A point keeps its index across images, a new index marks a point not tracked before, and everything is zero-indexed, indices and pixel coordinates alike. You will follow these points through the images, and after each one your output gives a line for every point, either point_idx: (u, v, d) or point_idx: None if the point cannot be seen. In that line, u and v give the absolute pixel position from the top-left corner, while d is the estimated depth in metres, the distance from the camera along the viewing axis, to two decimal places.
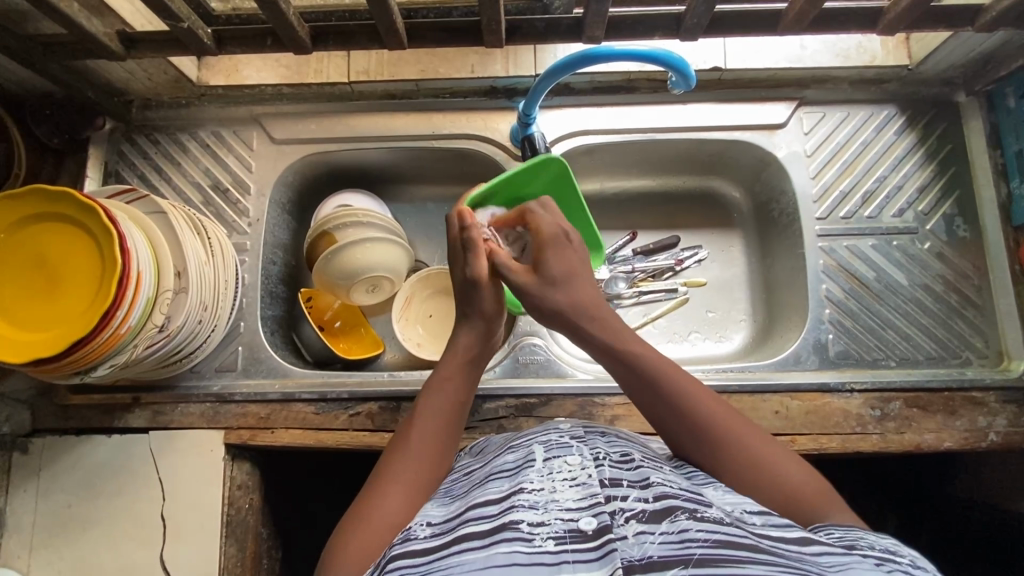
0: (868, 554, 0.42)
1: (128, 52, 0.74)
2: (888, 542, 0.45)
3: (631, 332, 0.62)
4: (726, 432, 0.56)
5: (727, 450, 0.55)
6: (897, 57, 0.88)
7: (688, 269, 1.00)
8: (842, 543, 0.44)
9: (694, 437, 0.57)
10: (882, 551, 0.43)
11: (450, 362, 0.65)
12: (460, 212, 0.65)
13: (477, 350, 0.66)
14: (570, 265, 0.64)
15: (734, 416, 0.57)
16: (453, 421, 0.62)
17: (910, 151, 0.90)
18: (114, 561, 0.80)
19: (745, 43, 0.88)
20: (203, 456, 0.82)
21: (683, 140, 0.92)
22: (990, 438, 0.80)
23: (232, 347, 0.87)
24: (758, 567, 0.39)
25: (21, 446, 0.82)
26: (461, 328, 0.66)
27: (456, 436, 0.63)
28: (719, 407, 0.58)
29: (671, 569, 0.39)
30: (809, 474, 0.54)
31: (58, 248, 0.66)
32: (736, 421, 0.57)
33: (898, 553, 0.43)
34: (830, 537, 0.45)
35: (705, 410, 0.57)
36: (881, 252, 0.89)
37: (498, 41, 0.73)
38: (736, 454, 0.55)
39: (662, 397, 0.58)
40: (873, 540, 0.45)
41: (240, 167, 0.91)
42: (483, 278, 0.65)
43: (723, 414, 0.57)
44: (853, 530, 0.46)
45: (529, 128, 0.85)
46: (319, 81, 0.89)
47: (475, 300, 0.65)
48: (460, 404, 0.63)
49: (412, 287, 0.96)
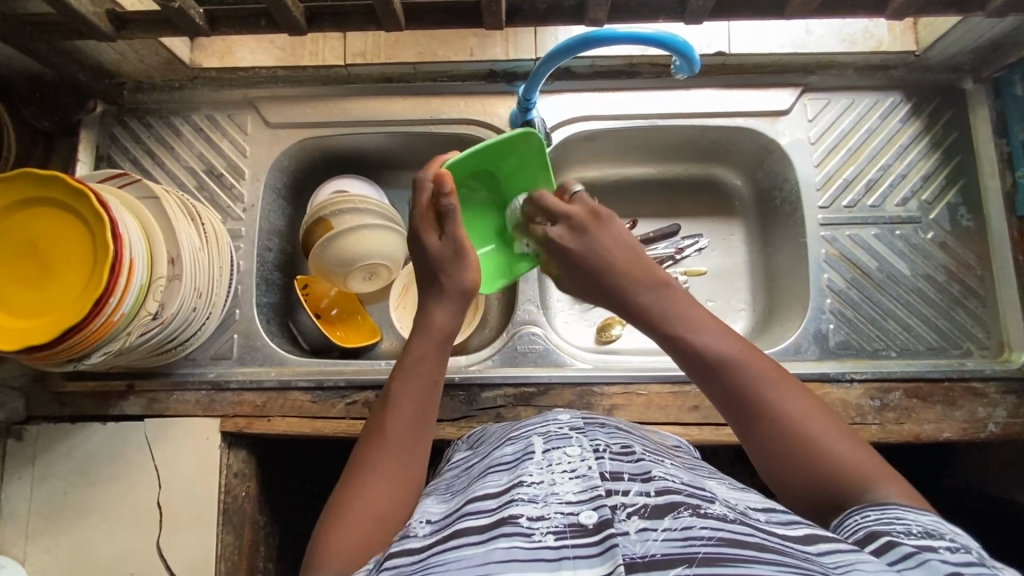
0: (903, 543, 0.42)
1: (118, 32, 0.72)
2: (927, 518, 0.44)
3: (670, 298, 0.60)
4: (774, 405, 0.52)
5: (778, 424, 0.52)
6: (904, 43, 0.87)
7: (688, 257, 0.99)
8: (876, 530, 0.44)
9: (737, 402, 0.54)
10: (920, 536, 0.42)
11: (424, 343, 0.63)
12: (437, 177, 0.62)
13: (450, 328, 0.64)
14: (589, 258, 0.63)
15: (783, 382, 0.53)
16: (427, 402, 0.60)
17: (914, 140, 0.89)
18: (111, 548, 0.79)
19: (750, 27, 0.86)
20: (200, 444, 0.81)
21: (685, 127, 0.90)
22: (989, 429, 0.80)
23: (227, 335, 0.86)
24: (764, 567, 0.38)
25: (15, 434, 0.82)
26: (435, 305, 0.65)
27: (434, 417, 0.61)
28: (767, 371, 0.54)
29: (675, 568, 0.38)
30: (863, 452, 0.50)
31: (48, 235, 0.65)
32: (789, 395, 0.53)
33: (937, 534, 0.42)
34: (866, 522, 0.45)
35: (752, 373, 0.54)
36: (885, 242, 0.88)
37: (498, 23, 0.72)
38: (786, 429, 0.51)
39: (707, 365, 0.55)
40: (912, 519, 0.44)
41: (234, 152, 0.90)
42: (465, 249, 0.66)
43: (770, 379, 0.53)
44: (889, 510, 0.45)
45: (529, 113, 0.83)
46: (314, 63, 0.87)
47: (454, 271, 0.65)
48: (434, 384, 0.61)
49: (409, 276, 0.98)
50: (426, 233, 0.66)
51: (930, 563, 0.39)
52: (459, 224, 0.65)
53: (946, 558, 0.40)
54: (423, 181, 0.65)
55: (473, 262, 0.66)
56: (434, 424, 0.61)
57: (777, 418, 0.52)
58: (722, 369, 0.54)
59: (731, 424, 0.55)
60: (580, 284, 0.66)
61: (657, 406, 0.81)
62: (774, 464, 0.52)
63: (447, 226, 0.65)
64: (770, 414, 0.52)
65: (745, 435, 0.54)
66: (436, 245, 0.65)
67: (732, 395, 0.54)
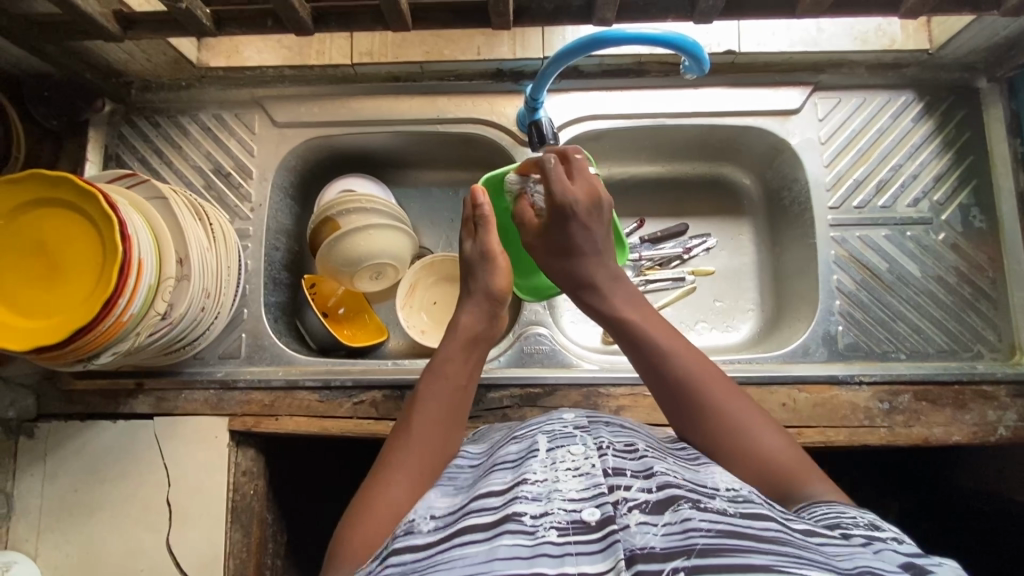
0: (855, 534, 0.42)
1: (125, 33, 0.72)
2: (869, 516, 0.46)
3: (627, 299, 0.64)
4: (709, 395, 0.56)
5: (710, 412, 0.55)
6: (917, 41, 0.85)
7: (696, 257, 0.99)
8: (828, 523, 0.45)
9: (674, 391, 0.57)
10: (867, 527, 0.43)
11: (453, 342, 0.64)
12: (475, 192, 0.68)
13: (479, 330, 0.65)
14: (581, 236, 0.65)
15: (715, 372, 0.58)
16: (456, 405, 0.61)
17: (927, 139, 0.88)
18: (121, 544, 0.80)
19: (760, 25, 0.85)
20: (209, 442, 0.82)
21: (692, 126, 0.90)
22: (999, 432, 0.79)
23: (235, 335, 0.86)
24: (763, 556, 0.38)
25: (26, 431, 0.83)
26: (464, 307, 0.66)
27: (462, 418, 0.61)
28: (699, 361, 0.58)
29: (674, 560, 0.38)
30: (793, 451, 0.53)
31: (56, 234, 0.65)
32: (724, 389, 0.56)
33: (882, 527, 0.44)
34: (816, 515, 0.46)
35: (690, 367, 0.57)
36: (895, 243, 0.87)
37: (506, 23, 0.71)
38: (719, 416, 0.55)
39: (647, 355, 0.59)
40: (856, 515, 0.45)
41: (242, 151, 0.90)
42: (493, 254, 0.67)
43: (704, 368, 0.57)
44: (835, 507, 0.47)
45: (537, 113, 0.82)
46: (321, 63, 0.87)
47: (482, 275, 0.66)
48: (463, 387, 0.62)
49: (418, 273, 0.95)
50: (463, 240, 0.70)
51: (884, 551, 0.40)
52: (493, 234, 0.68)
53: (896, 547, 0.41)
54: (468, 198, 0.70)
55: (503, 266, 0.67)
56: (462, 428, 0.61)
57: (709, 407, 0.55)
58: (660, 359, 0.58)
59: (667, 412, 0.58)
60: (552, 254, 0.66)
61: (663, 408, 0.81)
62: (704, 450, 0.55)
63: (480, 233, 0.68)
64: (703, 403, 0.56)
65: (678, 421, 0.57)
66: (468, 249, 0.68)
67: (667, 378, 0.57)
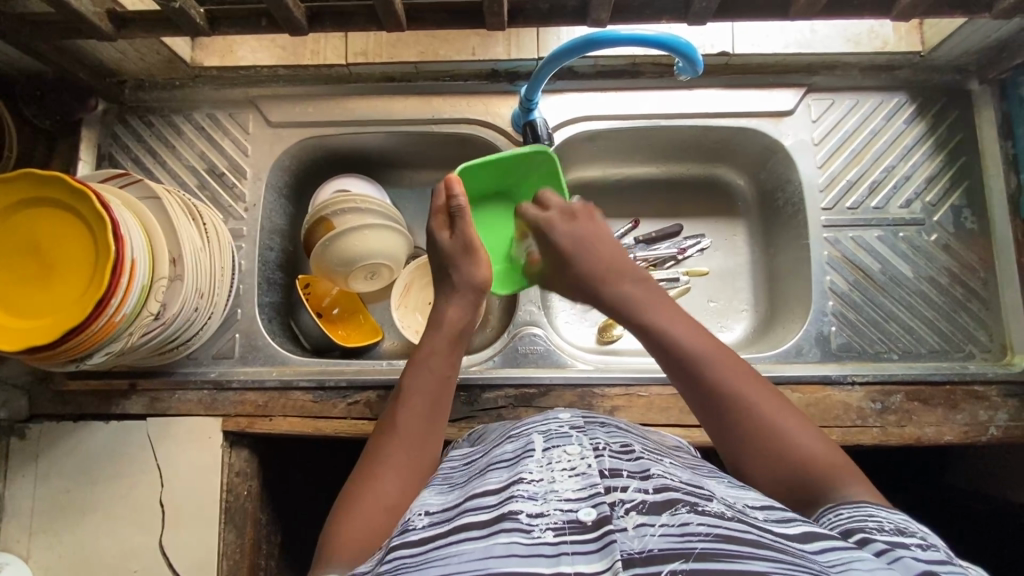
0: (877, 540, 0.43)
1: (119, 32, 0.71)
2: (898, 518, 0.46)
3: (650, 295, 0.63)
4: (737, 394, 0.55)
5: (739, 413, 0.54)
6: (909, 43, 0.86)
7: (690, 258, 0.99)
8: (849, 528, 0.45)
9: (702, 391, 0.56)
10: (890, 532, 0.43)
11: (438, 335, 0.63)
12: (449, 180, 0.67)
13: (461, 325, 0.65)
14: (579, 244, 0.67)
15: (743, 370, 0.57)
16: (440, 398, 0.61)
17: (919, 140, 0.89)
18: (114, 545, 0.80)
19: (754, 27, 0.86)
20: (202, 443, 0.81)
21: (687, 127, 0.90)
22: (990, 432, 0.80)
23: (229, 335, 0.86)
24: (762, 562, 0.38)
25: (18, 431, 0.82)
26: (450, 300, 0.66)
27: (447, 409, 0.61)
28: (725, 359, 0.57)
29: (671, 563, 0.38)
30: (828, 449, 0.53)
31: (48, 234, 0.65)
32: (752, 388, 0.56)
33: (907, 532, 0.43)
34: (840, 520, 0.47)
35: (716, 368, 0.56)
36: (887, 244, 0.87)
37: (500, 24, 0.71)
38: (750, 417, 0.54)
39: (673, 355, 0.58)
40: (883, 518, 0.46)
41: (236, 151, 0.89)
42: (477, 249, 0.67)
43: (731, 367, 0.57)
44: (862, 508, 0.47)
45: (531, 114, 0.83)
46: (315, 62, 0.87)
47: (464, 267, 0.66)
48: (447, 378, 0.62)
49: (412, 273, 0.96)
50: (436, 231, 0.68)
51: (902, 559, 0.40)
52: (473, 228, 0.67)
53: (917, 555, 0.41)
54: (439, 187, 0.69)
55: (485, 260, 0.67)
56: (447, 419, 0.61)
57: (738, 409, 0.55)
58: (686, 358, 0.58)
59: (697, 412, 0.58)
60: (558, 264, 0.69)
61: (658, 408, 0.81)
62: (737, 451, 0.55)
63: (458, 225, 0.67)
64: (731, 404, 0.55)
65: (708, 422, 0.57)
66: (447, 242, 0.67)
67: (694, 378, 0.57)
